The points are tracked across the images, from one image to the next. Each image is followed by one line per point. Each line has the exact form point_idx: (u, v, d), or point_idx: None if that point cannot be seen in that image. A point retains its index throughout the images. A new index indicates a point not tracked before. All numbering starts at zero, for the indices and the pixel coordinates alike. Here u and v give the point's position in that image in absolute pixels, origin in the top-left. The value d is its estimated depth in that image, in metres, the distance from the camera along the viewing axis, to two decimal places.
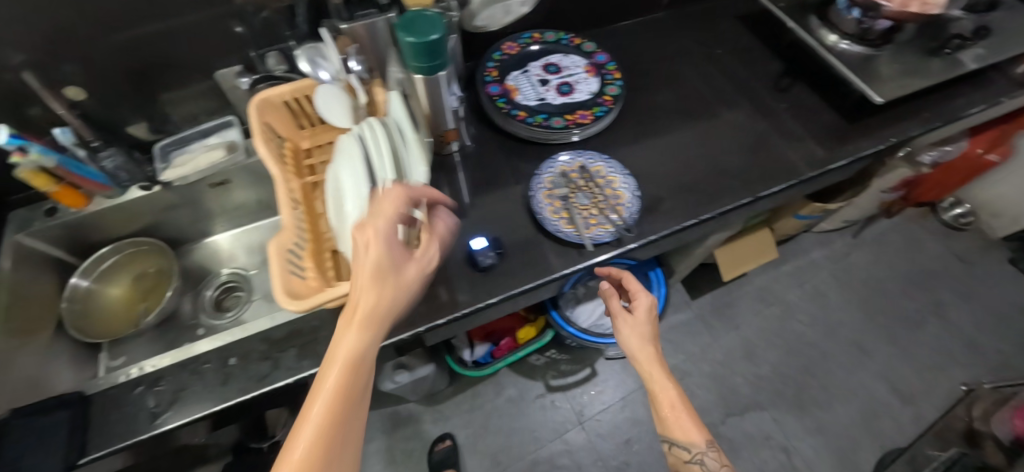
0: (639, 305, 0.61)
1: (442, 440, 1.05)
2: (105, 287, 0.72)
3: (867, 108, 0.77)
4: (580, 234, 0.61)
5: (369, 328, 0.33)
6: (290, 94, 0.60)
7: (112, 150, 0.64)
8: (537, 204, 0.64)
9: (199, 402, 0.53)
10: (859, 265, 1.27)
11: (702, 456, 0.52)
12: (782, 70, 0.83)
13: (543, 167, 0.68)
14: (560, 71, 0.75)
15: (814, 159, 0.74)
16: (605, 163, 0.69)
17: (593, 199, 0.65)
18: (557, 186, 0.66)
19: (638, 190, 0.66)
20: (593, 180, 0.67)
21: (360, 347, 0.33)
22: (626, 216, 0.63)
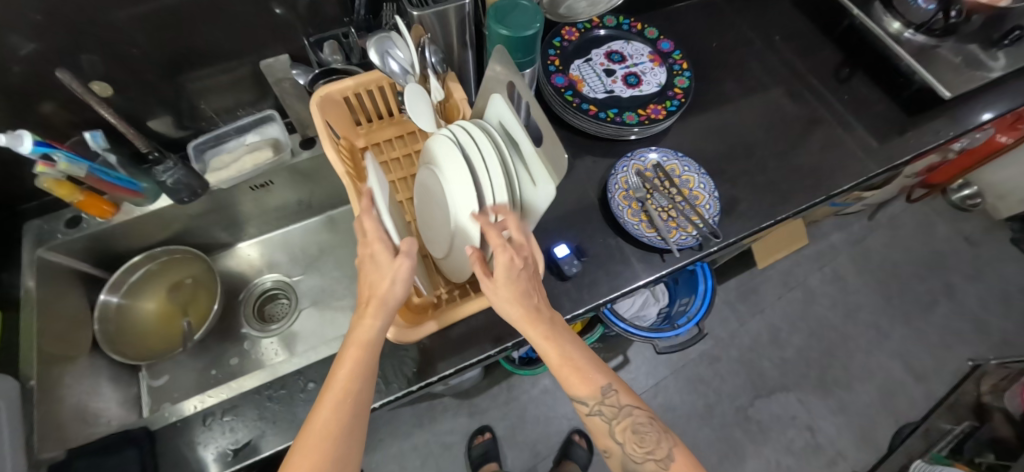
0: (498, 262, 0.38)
1: (481, 433, 1.05)
2: (137, 301, 0.66)
3: (928, 100, 0.76)
4: (665, 239, 0.58)
5: (367, 355, 0.36)
6: (353, 89, 0.54)
7: (169, 163, 0.56)
8: (616, 207, 0.61)
9: (283, 431, 0.49)
10: (876, 248, 1.30)
11: (603, 407, 0.41)
12: (841, 58, 0.81)
13: (617, 166, 0.64)
14: (624, 61, 0.71)
15: (880, 154, 0.73)
16: (680, 161, 0.65)
17: (671, 201, 0.62)
18: (634, 187, 0.62)
19: (716, 190, 0.63)
20: (670, 180, 0.63)
21: (358, 370, 0.35)
22: (708, 219, 0.61)
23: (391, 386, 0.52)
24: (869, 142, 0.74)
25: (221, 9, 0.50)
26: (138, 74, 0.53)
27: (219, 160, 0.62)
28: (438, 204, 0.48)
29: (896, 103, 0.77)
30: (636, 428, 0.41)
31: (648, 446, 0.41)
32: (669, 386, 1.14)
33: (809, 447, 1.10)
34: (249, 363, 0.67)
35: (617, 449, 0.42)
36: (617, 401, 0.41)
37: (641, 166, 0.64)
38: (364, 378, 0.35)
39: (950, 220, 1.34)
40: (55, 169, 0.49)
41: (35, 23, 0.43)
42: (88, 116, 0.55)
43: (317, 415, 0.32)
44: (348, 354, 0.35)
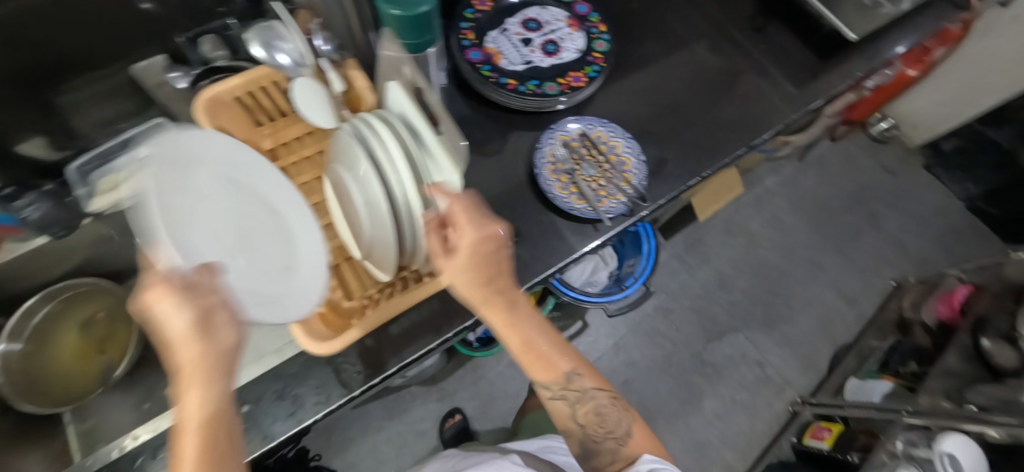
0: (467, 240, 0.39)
1: (452, 416, 1.06)
2: (47, 344, 0.60)
3: (836, 43, 0.79)
4: (595, 210, 0.59)
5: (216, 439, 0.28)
6: (245, 87, 0.49)
7: (33, 197, 0.51)
8: (545, 182, 0.60)
9: None
10: (807, 187, 1.38)
11: (566, 392, 0.47)
12: (755, 8, 0.82)
13: (542, 139, 0.62)
14: (541, 28, 0.69)
15: (795, 100, 0.75)
16: (605, 128, 0.65)
17: (599, 169, 0.62)
18: (562, 159, 0.62)
19: (642, 154, 0.64)
20: (596, 147, 0.63)
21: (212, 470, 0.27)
22: (636, 184, 0.61)
23: (331, 396, 0.50)
24: (784, 89, 0.76)
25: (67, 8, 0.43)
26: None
27: (111, 179, 0.55)
28: (349, 203, 0.46)
29: (809, 48, 0.79)
30: (599, 411, 0.48)
31: (610, 427, 0.48)
32: (629, 343, 1.18)
33: (760, 379, 1.19)
34: None
35: (576, 430, 0.48)
36: (584, 386, 0.47)
37: (567, 137, 0.63)
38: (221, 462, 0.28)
39: (871, 153, 1.43)
40: None
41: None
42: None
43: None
44: (187, 446, 0.27)
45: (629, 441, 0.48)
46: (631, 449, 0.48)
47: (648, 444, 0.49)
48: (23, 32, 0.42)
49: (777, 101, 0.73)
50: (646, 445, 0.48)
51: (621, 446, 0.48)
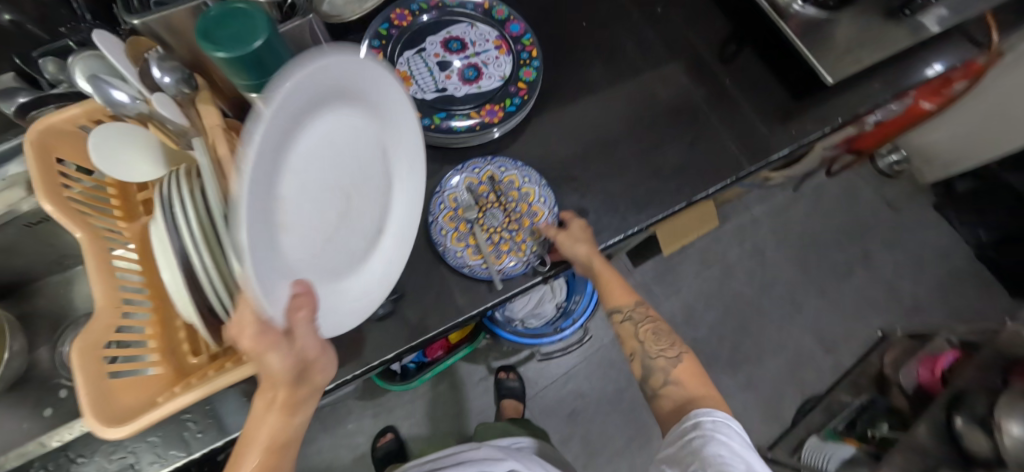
0: (574, 228, 0.54)
1: (384, 435, 1.03)
2: None
3: (813, 83, 0.69)
4: (488, 268, 0.53)
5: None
6: (87, 117, 0.44)
7: None
8: (438, 232, 0.54)
9: None
10: (798, 219, 1.27)
11: (633, 315, 0.58)
12: (728, 34, 0.72)
13: (444, 182, 0.56)
14: (465, 49, 0.61)
15: (755, 146, 0.66)
16: (519, 172, 0.57)
17: (504, 220, 0.55)
18: (463, 206, 0.55)
19: (556, 206, 0.56)
20: (504, 195, 0.56)
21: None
22: (543, 242, 0.55)
23: (172, 454, 0.48)
24: (745, 133, 0.67)
25: None
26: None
27: None
28: None
29: (781, 86, 0.69)
30: (654, 328, 0.58)
31: (663, 343, 0.56)
32: (580, 373, 1.12)
33: None
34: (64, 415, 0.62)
35: (638, 349, 0.57)
36: (641, 312, 0.59)
37: (473, 180, 0.57)
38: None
39: (875, 187, 1.30)
40: None
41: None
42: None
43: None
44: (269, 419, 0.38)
45: (681, 356, 0.56)
46: (682, 371, 0.55)
47: (689, 361, 0.56)
48: None
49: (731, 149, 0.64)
50: (691, 383, 0.54)
51: (671, 367, 0.55)
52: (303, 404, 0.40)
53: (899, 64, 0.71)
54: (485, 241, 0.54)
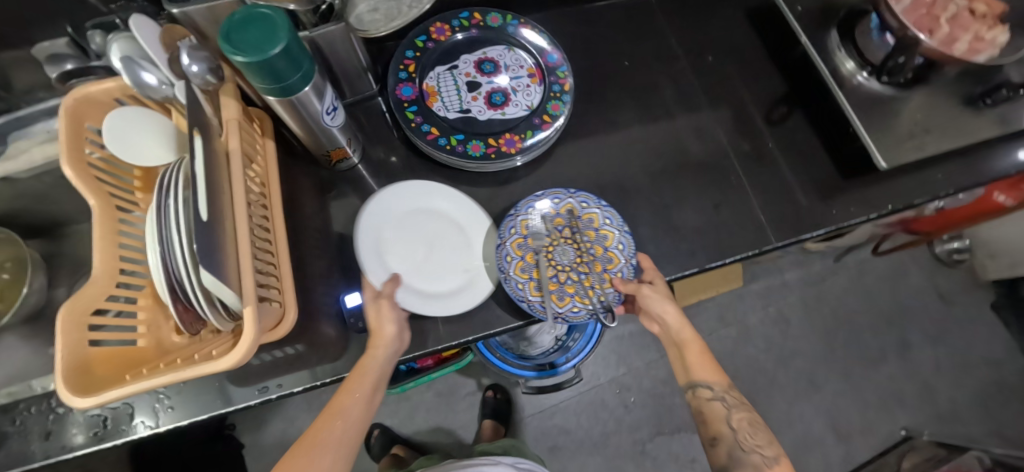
0: (659, 280, 0.54)
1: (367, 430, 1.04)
2: None
3: (865, 162, 0.63)
4: (546, 307, 0.51)
5: (353, 410, 0.45)
6: (122, 91, 0.47)
7: None
8: (504, 257, 0.53)
9: (33, 455, 0.50)
10: (833, 293, 1.18)
11: (725, 395, 0.51)
12: (781, 94, 0.67)
13: (523, 206, 0.56)
14: (497, 72, 0.59)
15: (788, 219, 0.61)
16: (600, 210, 0.56)
17: (575, 258, 0.55)
18: (534, 234, 0.55)
19: (635, 255, 0.54)
20: (579, 232, 0.56)
21: (349, 424, 0.45)
22: (613, 293, 0.54)
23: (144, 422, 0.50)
24: (780, 203, 0.62)
25: None
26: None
27: (17, 143, 0.57)
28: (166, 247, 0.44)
29: (828, 159, 0.64)
30: (749, 419, 0.50)
31: (760, 437, 0.48)
32: (568, 408, 1.08)
33: None
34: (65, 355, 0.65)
35: (727, 433, 0.49)
36: (731, 397, 0.51)
37: (552, 212, 0.56)
38: (365, 394, 0.46)
39: (928, 273, 1.19)
40: None
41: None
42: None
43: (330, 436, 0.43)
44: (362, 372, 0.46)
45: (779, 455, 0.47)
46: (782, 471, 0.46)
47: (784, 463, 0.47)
48: None
49: (760, 219, 0.59)
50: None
51: (770, 465, 0.46)
52: (378, 340, 0.47)
53: (970, 155, 0.65)
54: (551, 277, 0.53)
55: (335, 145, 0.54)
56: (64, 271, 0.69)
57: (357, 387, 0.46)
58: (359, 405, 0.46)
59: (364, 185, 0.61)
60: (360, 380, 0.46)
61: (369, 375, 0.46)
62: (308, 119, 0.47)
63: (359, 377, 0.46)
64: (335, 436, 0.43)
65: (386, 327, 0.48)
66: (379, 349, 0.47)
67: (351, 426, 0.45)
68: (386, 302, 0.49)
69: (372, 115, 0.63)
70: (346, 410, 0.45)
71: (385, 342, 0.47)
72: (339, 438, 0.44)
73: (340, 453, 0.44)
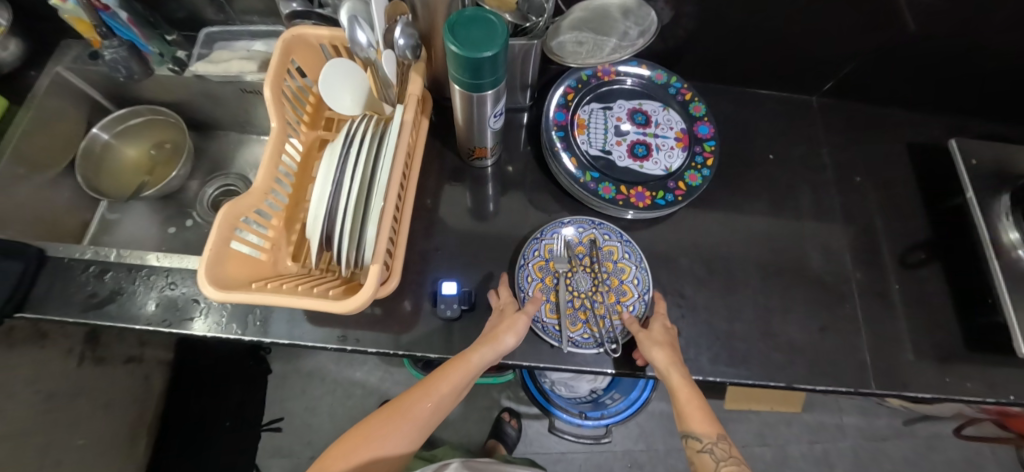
0: (655, 320, 0.50)
1: None
2: (123, 146, 0.73)
3: (999, 342, 0.58)
4: (561, 333, 0.51)
5: (446, 397, 0.46)
6: (328, 39, 0.52)
7: (115, 42, 0.57)
8: (523, 277, 0.54)
9: (128, 316, 0.53)
10: (890, 456, 1.07)
11: (713, 447, 0.44)
12: (924, 241, 0.64)
13: (546, 230, 0.56)
14: (646, 126, 0.61)
15: (895, 371, 0.57)
16: (621, 245, 0.56)
17: (590, 286, 0.54)
18: (556, 258, 0.55)
19: (649, 293, 0.54)
20: (599, 263, 0.55)
21: (437, 406, 0.46)
22: (622, 327, 0.52)
23: (231, 327, 0.53)
24: (891, 349, 0.58)
25: None
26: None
27: (219, 56, 0.64)
28: None
29: (956, 324, 0.59)
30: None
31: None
32: (574, 461, 1.05)
33: None
34: (178, 238, 0.72)
35: None
36: (724, 449, 0.44)
37: (574, 239, 0.56)
38: (457, 386, 0.46)
39: None
40: (67, 6, 0.55)
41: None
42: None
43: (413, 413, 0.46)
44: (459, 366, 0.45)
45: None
46: None
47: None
48: None
49: (864, 359, 0.56)
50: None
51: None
52: (493, 345, 0.45)
53: None
54: (567, 301, 0.53)
55: (480, 144, 0.57)
56: (205, 168, 0.76)
57: (454, 378, 0.45)
58: (449, 395, 0.46)
59: (485, 184, 0.64)
60: (459, 372, 0.45)
61: (468, 371, 0.45)
62: (474, 113, 0.50)
63: (460, 371, 0.45)
64: (418, 415, 0.46)
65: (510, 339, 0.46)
66: (486, 351, 0.45)
67: (436, 406, 0.46)
68: (524, 318, 0.48)
69: (513, 125, 0.66)
70: (438, 393, 0.45)
71: (499, 349, 0.45)
72: (421, 417, 0.46)
73: (422, 423, 0.46)
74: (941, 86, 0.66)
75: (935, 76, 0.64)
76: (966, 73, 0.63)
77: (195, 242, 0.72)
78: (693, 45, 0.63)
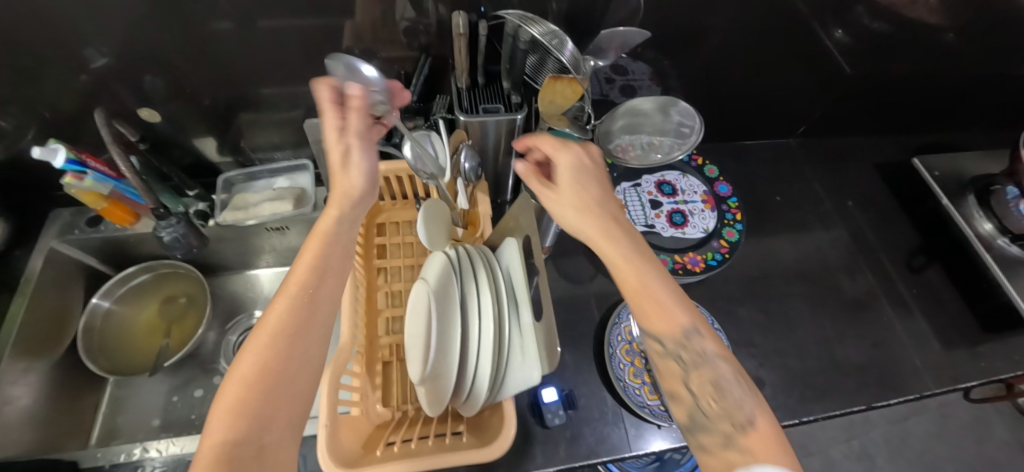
0: (560, 162, 0.39)
1: None
2: (128, 310, 0.66)
3: (1007, 319, 0.66)
4: (668, 413, 0.51)
5: (330, 245, 0.37)
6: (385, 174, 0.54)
7: (171, 220, 0.53)
8: (616, 365, 0.55)
9: None
10: (916, 435, 1.14)
11: (682, 352, 0.34)
12: (917, 245, 0.74)
13: (621, 312, 0.58)
14: (675, 194, 0.67)
15: (939, 367, 0.63)
16: None
17: None
18: (639, 338, 0.57)
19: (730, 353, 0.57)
20: None
21: (322, 260, 0.35)
22: None
23: None
24: (927, 346, 0.65)
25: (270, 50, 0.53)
26: (189, 90, 0.57)
27: (243, 200, 0.61)
28: None
29: (968, 311, 0.68)
30: (717, 382, 0.32)
31: (722, 401, 0.31)
32: None
33: None
34: (206, 402, 0.64)
35: (687, 400, 0.33)
36: (699, 344, 0.33)
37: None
38: (329, 270, 0.36)
39: (1010, 425, 1.17)
40: (80, 184, 0.50)
41: (111, 30, 0.48)
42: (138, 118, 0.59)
43: (241, 362, 0.29)
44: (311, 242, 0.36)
45: (753, 422, 0.30)
46: (756, 452, 0.29)
47: (768, 427, 0.30)
48: (229, 62, 0.54)
49: (911, 362, 0.62)
50: (766, 456, 0.28)
51: (738, 436, 0.30)
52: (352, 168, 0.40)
53: None
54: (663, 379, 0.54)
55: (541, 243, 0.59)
56: (224, 316, 0.71)
57: (312, 255, 0.35)
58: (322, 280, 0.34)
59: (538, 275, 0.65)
60: (314, 249, 0.36)
61: (328, 239, 0.37)
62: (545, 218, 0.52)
63: (314, 243, 0.36)
64: (285, 319, 0.31)
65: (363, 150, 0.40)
66: (333, 210, 0.38)
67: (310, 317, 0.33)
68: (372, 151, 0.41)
69: None
70: (297, 288, 0.33)
71: (349, 195, 0.39)
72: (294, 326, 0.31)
73: (299, 349, 0.31)
74: (876, 113, 0.80)
75: (871, 106, 0.79)
76: (890, 100, 0.78)
77: None
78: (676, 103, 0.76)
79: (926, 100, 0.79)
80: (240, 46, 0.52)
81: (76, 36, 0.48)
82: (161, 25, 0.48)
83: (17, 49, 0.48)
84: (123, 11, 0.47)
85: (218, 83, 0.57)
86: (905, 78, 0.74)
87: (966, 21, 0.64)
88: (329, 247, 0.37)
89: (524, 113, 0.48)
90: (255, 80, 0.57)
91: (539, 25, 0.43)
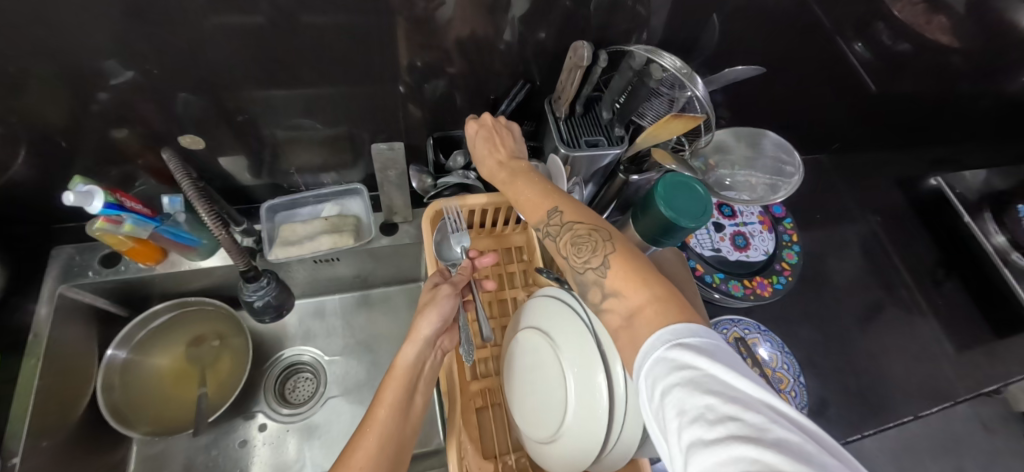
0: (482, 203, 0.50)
1: None
2: (151, 358, 0.58)
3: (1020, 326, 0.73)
4: None
5: (407, 378, 0.39)
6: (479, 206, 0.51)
7: (262, 281, 0.52)
8: None
9: None
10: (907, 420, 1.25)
11: (547, 230, 0.38)
12: (936, 259, 0.80)
13: None
14: (735, 216, 0.67)
15: (968, 375, 0.68)
16: (762, 337, 0.60)
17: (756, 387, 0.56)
18: None
19: (801, 375, 0.58)
20: (754, 358, 0.57)
21: (395, 397, 0.38)
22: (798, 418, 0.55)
23: None
24: (956, 358, 0.70)
25: (332, 67, 0.47)
26: (223, 110, 0.49)
27: (291, 231, 0.55)
28: (525, 375, 0.45)
29: (986, 319, 0.74)
30: (574, 239, 0.36)
31: (587, 252, 0.35)
32: None
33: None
34: (250, 454, 0.58)
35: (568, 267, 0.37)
36: (558, 218, 0.37)
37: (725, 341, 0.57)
38: (406, 405, 0.38)
39: None
40: (116, 229, 0.44)
41: (142, 44, 0.40)
42: (161, 140, 0.51)
43: None
44: (392, 377, 0.39)
45: (609, 258, 0.33)
46: (613, 279, 0.32)
47: (630, 257, 0.33)
48: (282, 80, 0.47)
49: (944, 373, 0.67)
50: (630, 288, 0.31)
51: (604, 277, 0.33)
52: (424, 314, 0.41)
53: None
54: None
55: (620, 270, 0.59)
56: (261, 356, 0.64)
57: (394, 394, 0.38)
58: (392, 416, 0.37)
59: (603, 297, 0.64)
60: (394, 385, 0.39)
61: (404, 377, 0.39)
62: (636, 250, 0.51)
63: (395, 379, 0.39)
64: (362, 461, 0.34)
65: (442, 297, 0.43)
66: (413, 348, 0.40)
67: (391, 455, 0.35)
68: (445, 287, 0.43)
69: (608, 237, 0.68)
70: (378, 424, 0.36)
71: (423, 337, 0.41)
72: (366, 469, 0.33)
73: None
74: (897, 129, 0.84)
75: (893, 124, 0.82)
76: (910, 119, 0.82)
77: (266, 456, 0.58)
78: (722, 119, 0.76)
79: (939, 119, 0.83)
80: (296, 64, 0.45)
81: (102, 52, 0.40)
82: (207, 40, 0.41)
83: (19, 64, 0.39)
84: (161, 25, 0.39)
85: (262, 102, 0.50)
86: (929, 99, 0.78)
87: (992, 52, 0.68)
88: (408, 383, 0.39)
89: (627, 146, 0.46)
90: (307, 99, 0.50)
91: (668, 59, 0.41)
